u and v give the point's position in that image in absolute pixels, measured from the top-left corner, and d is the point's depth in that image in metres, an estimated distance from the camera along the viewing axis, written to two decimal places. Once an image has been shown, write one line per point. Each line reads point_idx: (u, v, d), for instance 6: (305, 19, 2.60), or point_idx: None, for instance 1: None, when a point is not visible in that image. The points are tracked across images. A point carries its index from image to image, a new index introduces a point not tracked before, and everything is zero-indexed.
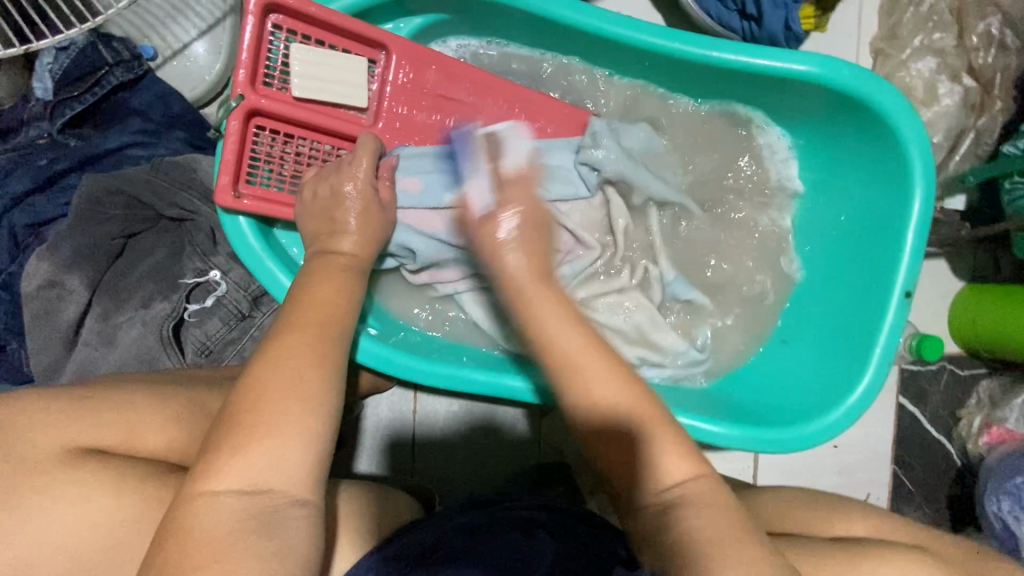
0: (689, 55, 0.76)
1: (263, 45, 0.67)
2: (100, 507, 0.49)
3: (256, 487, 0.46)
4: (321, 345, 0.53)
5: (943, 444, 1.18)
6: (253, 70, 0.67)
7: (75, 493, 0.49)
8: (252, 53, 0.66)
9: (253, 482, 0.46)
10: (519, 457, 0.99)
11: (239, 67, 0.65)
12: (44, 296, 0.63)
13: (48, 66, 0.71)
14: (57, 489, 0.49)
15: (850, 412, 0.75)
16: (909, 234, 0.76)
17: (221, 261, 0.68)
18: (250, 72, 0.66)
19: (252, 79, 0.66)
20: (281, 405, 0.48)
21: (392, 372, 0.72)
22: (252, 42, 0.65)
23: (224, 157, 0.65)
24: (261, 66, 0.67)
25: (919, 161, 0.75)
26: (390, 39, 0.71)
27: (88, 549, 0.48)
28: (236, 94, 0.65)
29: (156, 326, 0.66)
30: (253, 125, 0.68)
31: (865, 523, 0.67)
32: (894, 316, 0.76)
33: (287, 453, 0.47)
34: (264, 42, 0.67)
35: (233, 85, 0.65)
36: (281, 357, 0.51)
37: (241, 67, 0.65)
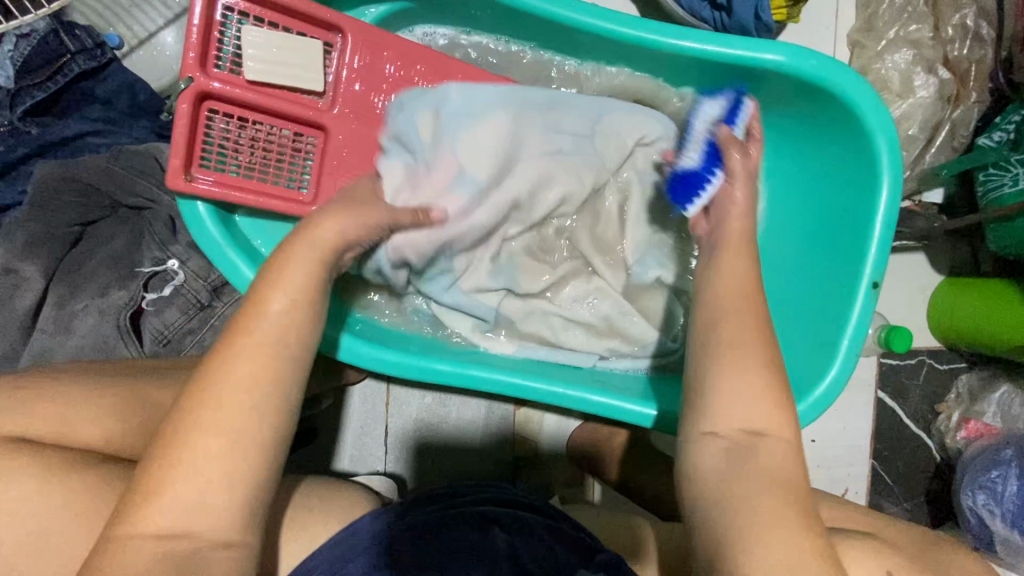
0: (655, 44, 0.76)
1: (214, 28, 0.66)
2: (29, 493, 0.47)
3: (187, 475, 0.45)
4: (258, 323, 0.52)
5: (923, 439, 1.17)
6: (203, 52, 0.66)
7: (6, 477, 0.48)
8: (201, 35, 0.65)
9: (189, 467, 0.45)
10: (492, 450, 0.99)
11: (188, 48, 0.64)
12: (0, 283, 0.63)
13: (9, 53, 0.71)
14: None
15: (818, 403, 0.75)
16: (876, 224, 0.75)
17: (179, 251, 0.67)
18: (199, 54, 0.65)
19: (202, 62, 0.66)
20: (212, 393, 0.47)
21: (355, 362, 0.72)
22: (201, 22, 0.64)
23: (174, 140, 0.64)
24: (211, 48, 0.66)
25: (885, 151, 0.75)
26: (345, 22, 0.71)
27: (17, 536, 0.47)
28: (185, 76, 0.65)
29: (113, 315, 0.65)
30: (206, 109, 0.67)
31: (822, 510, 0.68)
32: (862, 307, 0.75)
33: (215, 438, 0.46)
34: (215, 24, 0.66)
35: (183, 67, 0.65)
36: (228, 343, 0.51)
37: (190, 48, 0.64)
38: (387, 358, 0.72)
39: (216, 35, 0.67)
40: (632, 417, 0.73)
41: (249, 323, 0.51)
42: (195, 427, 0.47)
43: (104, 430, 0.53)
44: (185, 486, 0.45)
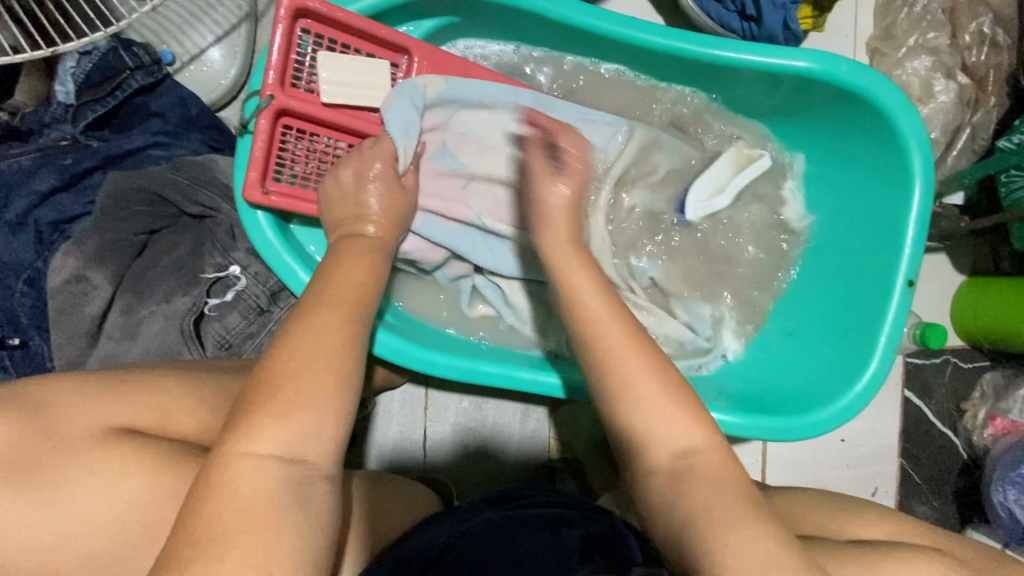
0: (689, 53, 0.79)
1: (291, 49, 0.70)
2: (111, 494, 0.47)
3: (287, 457, 0.46)
4: (347, 322, 0.55)
5: (949, 437, 1.19)
6: (283, 73, 0.70)
7: (81, 479, 0.47)
8: (282, 57, 0.69)
9: (285, 452, 0.46)
10: (535, 450, 1.02)
11: (270, 68, 0.68)
12: (69, 291, 0.64)
13: (71, 71, 0.74)
14: (70, 475, 0.47)
15: (860, 398, 0.77)
16: (910, 224, 0.78)
17: (241, 257, 0.70)
18: (279, 74, 0.69)
19: (281, 81, 0.69)
20: (302, 388, 0.48)
21: (405, 364, 0.76)
22: (283, 44, 0.68)
23: (254, 155, 0.68)
24: (290, 69, 0.70)
25: (918, 154, 0.78)
26: (413, 44, 0.75)
27: (101, 536, 0.46)
28: (265, 94, 0.68)
29: (178, 320, 0.67)
30: (281, 126, 0.70)
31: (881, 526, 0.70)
32: (898, 305, 0.78)
33: (308, 433, 0.47)
34: (293, 45, 0.70)
35: (263, 87, 0.68)
36: (318, 333, 0.52)
37: (272, 69, 0.68)
38: (438, 363, 0.76)
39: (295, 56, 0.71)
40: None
41: (340, 323, 0.54)
42: (274, 426, 0.47)
43: (192, 425, 0.54)
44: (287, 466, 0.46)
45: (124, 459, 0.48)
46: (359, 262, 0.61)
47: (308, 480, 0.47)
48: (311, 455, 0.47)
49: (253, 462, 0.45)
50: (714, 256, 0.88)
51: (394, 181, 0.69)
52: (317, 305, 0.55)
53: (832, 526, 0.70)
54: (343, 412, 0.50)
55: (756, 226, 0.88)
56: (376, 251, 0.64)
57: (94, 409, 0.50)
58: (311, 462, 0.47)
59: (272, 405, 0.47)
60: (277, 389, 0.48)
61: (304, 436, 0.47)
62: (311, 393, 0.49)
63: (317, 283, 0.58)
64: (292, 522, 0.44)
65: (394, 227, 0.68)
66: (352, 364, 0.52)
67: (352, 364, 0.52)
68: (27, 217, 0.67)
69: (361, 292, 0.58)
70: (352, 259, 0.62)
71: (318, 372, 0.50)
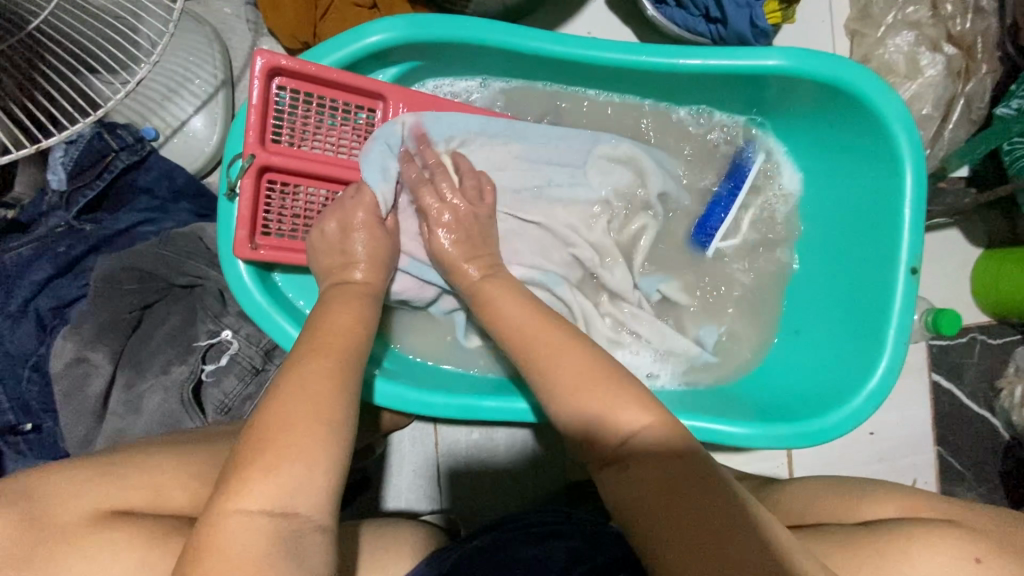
0: (661, 66, 0.78)
1: (268, 106, 0.70)
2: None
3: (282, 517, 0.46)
4: (338, 373, 0.55)
5: (988, 418, 1.13)
6: (262, 130, 0.70)
7: (84, 562, 0.48)
8: (260, 115, 0.69)
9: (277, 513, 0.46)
10: (554, 473, 1.01)
11: (249, 128, 0.69)
12: (71, 374, 0.66)
13: (60, 160, 0.77)
14: (73, 560, 0.48)
15: (874, 395, 0.74)
16: (906, 208, 0.75)
17: (231, 321, 0.71)
18: (259, 132, 0.69)
19: (261, 138, 0.70)
20: (288, 449, 0.48)
21: (405, 409, 0.76)
22: (260, 103, 0.69)
23: (241, 213, 0.69)
24: (268, 125, 0.70)
25: (905, 137, 0.75)
26: (387, 88, 0.75)
27: None
28: (247, 154, 0.69)
29: (176, 390, 0.69)
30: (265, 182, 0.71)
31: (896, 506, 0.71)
32: (904, 294, 0.75)
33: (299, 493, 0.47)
34: (270, 102, 0.70)
35: (244, 146, 0.69)
36: (307, 381, 0.53)
37: (251, 128, 0.68)
38: (437, 403, 0.76)
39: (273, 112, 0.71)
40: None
41: (329, 375, 0.54)
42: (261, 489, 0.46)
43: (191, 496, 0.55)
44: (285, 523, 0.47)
45: (122, 539, 0.49)
46: (347, 313, 0.62)
47: (301, 537, 0.46)
48: (300, 507, 0.47)
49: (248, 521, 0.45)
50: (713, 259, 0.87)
51: (380, 227, 0.70)
52: (305, 361, 0.55)
53: (844, 511, 0.72)
54: (334, 466, 0.50)
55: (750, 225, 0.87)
56: (365, 299, 0.65)
57: (95, 491, 0.52)
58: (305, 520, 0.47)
59: (259, 470, 0.47)
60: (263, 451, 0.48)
61: (293, 489, 0.47)
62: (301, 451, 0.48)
63: (305, 335, 0.59)
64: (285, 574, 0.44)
65: (381, 272, 0.69)
66: (340, 416, 0.52)
67: (343, 417, 0.52)
68: (27, 307, 0.69)
69: (348, 342, 0.58)
70: (340, 309, 0.62)
71: (304, 426, 0.50)
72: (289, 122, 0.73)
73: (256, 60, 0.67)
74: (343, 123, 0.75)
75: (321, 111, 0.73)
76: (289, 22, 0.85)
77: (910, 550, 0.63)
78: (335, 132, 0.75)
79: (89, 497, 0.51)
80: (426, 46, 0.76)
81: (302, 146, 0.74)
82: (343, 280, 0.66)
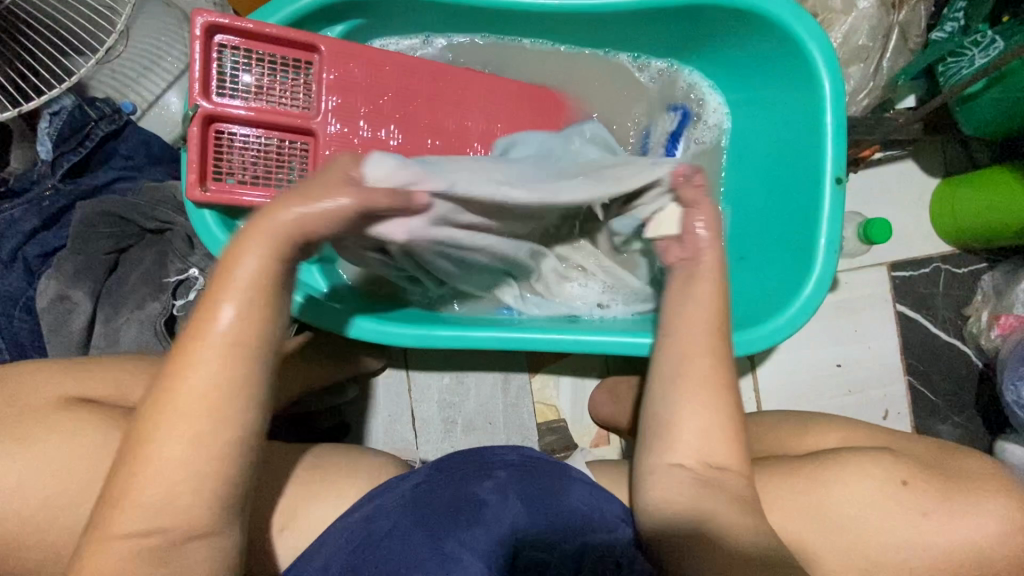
0: (585, 9, 0.83)
1: (213, 62, 0.77)
2: (75, 453, 0.55)
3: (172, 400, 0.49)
4: None
5: (958, 347, 1.14)
6: (207, 83, 0.77)
7: (50, 442, 0.55)
8: (203, 69, 0.76)
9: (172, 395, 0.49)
10: (524, 416, 1.06)
11: (194, 80, 0.75)
12: (55, 310, 0.73)
13: (46, 130, 0.84)
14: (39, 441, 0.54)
15: (808, 303, 0.77)
16: (827, 121, 0.79)
17: (197, 260, 0.78)
18: (204, 84, 0.76)
19: (206, 90, 0.76)
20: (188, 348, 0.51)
21: (361, 336, 0.80)
22: (203, 58, 0.75)
23: (190, 160, 0.75)
24: (213, 79, 0.77)
25: (818, 53, 0.78)
26: (320, 40, 0.80)
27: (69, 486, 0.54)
28: (192, 104, 0.76)
29: (150, 323, 0.75)
30: (214, 131, 0.78)
31: (829, 439, 0.79)
32: (831, 205, 0.78)
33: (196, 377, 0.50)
34: (213, 58, 0.77)
35: (190, 98, 0.76)
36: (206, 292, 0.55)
37: (195, 80, 0.75)
38: (392, 331, 0.81)
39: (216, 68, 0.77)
40: (602, 346, 0.81)
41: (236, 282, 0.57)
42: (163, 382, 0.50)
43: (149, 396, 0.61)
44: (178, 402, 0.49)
45: (82, 424, 0.55)
46: None
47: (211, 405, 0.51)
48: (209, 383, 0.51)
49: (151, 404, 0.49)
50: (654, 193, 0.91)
51: None
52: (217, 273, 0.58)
53: (789, 442, 0.81)
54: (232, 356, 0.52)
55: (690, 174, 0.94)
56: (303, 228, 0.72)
57: (65, 387, 0.59)
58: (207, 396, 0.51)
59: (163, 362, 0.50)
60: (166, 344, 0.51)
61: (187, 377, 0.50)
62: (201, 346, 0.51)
63: None
64: (178, 485, 0.49)
65: None
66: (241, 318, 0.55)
67: None
68: (16, 256, 0.77)
69: None
70: None
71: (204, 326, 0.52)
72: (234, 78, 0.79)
73: (196, 18, 0.73)
74: (284, 76, 0.81)
75: (264, 66, 0.80)
76: None
77: (840, 474, 0.70)
78: (277, 85, 0.81)
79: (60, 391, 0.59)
80: (365, 3, 0.83)
81: (250, 99, 0.80)
82: None
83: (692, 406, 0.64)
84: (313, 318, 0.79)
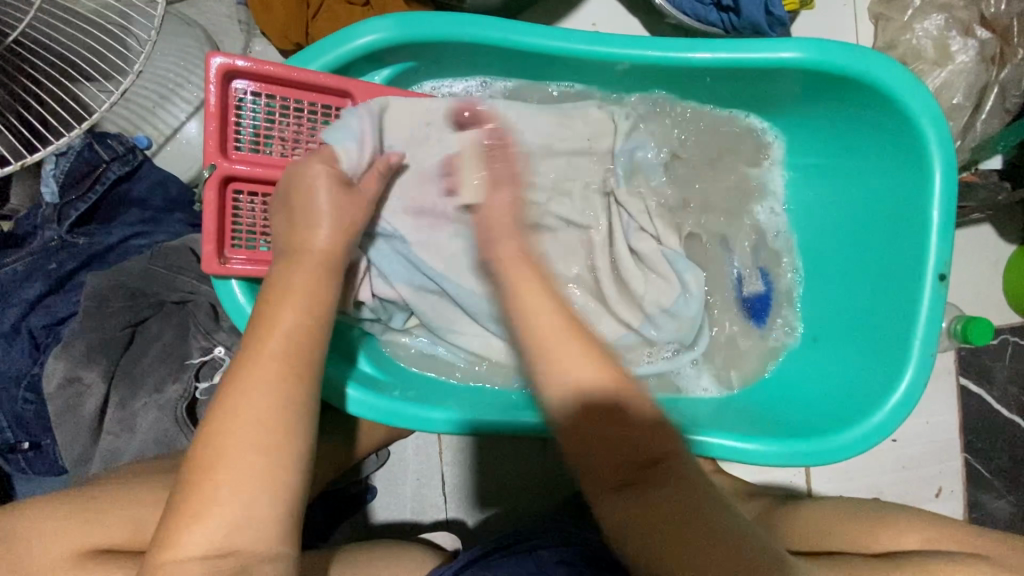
0: (668, 62, 0.73)
1: (229, 111, 0.67)
2: None
3: (221, 550, 0.45)
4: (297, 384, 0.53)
5: (1018, 424, 1.07)
6: (223, 136, 0.67)
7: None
8: (218, 118, 0.66)
9: (217, 548, 0.45)
10: (562, 485, 0.99)
11: (208, 136, 0.66)
12: (65, 394, 0.65)
13: (52, 172, 0.75)
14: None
15: (896, 412, 0.70)
16: (934, 211, 0.70)
17: (224, 337, 0.69)
18: (220, 140, 0.67)
19: (223, 146, 0.67)
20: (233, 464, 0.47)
21: (398, 424, 0.71)
22: (218, 107, 0.66)
23: (206, 227, 0.66)
24: (230, 132, 0.68)
25: (933, 135, 0.70)
26: (351, 84, 0.71)
27: None
28: (207, 164, 0.66)
29: (171, 408, 0.67)
30: (232, 190, 0.69)
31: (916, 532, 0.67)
32: (931, 304, 0.70)
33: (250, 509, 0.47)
34: (231, 106, 0.68)
35: (204, 155, 0.66)
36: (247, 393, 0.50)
37: (210, 135, 0.66)
38: (434, 418, 0.70)
39: (234, 118, 0.68)
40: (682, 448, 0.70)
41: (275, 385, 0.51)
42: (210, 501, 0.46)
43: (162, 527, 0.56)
44: (229, 551, 0.46)
45: None
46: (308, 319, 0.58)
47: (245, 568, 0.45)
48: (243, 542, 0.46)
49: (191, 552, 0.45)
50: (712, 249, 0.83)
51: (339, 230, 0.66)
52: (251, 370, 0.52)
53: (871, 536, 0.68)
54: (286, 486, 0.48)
55: (737, 246, 0.84)
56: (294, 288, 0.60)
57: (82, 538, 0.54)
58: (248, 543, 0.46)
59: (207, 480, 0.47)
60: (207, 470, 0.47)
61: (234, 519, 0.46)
62: (250, 466, 0.48)
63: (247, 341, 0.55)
64: None
65: None
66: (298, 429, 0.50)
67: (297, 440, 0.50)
68: (20, 325, 0.70)
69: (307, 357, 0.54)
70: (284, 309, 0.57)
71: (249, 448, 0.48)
72: (252, 126, 0.69)
73: (209, 60, 0.64)
74: (311, 123, 0.72)
75: (289, 113, 0.71)
76: (281, 24, 0.82)
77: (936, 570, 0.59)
78: (302, 133, 0.71)
79: (102, 530, 0.55)
80: (419, 46, 0.73)
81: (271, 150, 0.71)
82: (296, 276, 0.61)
83: (560, 358, 0.56)
84: (333, 400, 0.69)
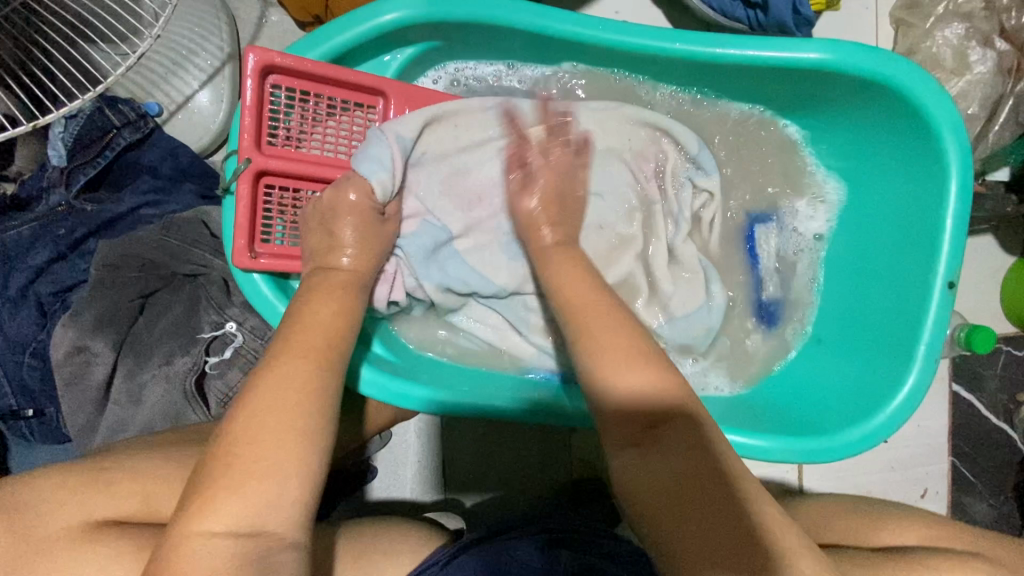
0: (694, 56, 0.73)
1: (262, 106, 0.66)
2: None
3: (254, 528, 0.43)
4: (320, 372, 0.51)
5: (1005, 431, 1.10)
6: (257, 132, 0.66)
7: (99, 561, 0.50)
8: (253, 112, 0.65)
9: (249, 526, 0.43)
10: (558, 472, 0.99)
11: (243, 131, 0.65)
12: (72, 363, 0.65)
13: (60, 135, 0.73)
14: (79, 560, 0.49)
15: (899, 412, 0.71)
16: (948, 217, 0.72)
17: (236, 312, 0.69)
18: (254, 134, 0.66)
19: (257, 141, 0.66)
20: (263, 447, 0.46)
21: (410, 405, 0.71)
22: (254, 102, 0.65)
23: (237, 221, 0.65)
24: (263, 127, 0.67)
25: (952, 143, 0.70)
26: (386, 84, 0.71)
27: None
28: (242, 158, 0.65)
29: (179, 381, 0.67)
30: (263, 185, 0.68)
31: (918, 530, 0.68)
32: (939, 309, 0.71)
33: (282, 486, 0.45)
34: (265, 101, 0.67)
35: (239, 150, 0.65)
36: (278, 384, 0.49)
37: (246, 130, 0.65)
38: (445, 399, 0.71)
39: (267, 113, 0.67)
40: None
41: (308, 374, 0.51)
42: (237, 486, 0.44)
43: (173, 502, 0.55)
44: (258, 530, 0.44)
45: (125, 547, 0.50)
46: (331, 303, 0.58)
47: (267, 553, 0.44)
48: (273, 523, 0.44)
49: (222, 530, 0.43)
50: (728, 248, 0.84)
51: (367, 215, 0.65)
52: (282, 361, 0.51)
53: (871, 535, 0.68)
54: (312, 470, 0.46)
55: (759, 247, 0.84)
56: (342, 286, 0.60)
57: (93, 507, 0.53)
58: (276, 523, 0.44)
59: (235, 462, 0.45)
60: (234, 455, 0.45)
61: (268, 500, 0.44)
62: (283, 444, 0.46)
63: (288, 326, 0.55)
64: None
65: (370, 262, 0.65)
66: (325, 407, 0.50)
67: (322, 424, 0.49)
68: (27, 291, 0.69)
69: (330, 341, 0.54)
70: (322, 297, 0.58)
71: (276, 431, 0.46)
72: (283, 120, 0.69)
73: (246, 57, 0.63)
74: (343, 121, 0.72)
75: (320, 109, 0.70)
76: None
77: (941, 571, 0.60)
78: (335, 129, 0.72)
79: (113, 501, 0.54)
80: (445, 26, 0.71)
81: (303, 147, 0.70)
82: (339, 273, 0.62)
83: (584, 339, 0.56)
84: (346, 378, 0.69)
